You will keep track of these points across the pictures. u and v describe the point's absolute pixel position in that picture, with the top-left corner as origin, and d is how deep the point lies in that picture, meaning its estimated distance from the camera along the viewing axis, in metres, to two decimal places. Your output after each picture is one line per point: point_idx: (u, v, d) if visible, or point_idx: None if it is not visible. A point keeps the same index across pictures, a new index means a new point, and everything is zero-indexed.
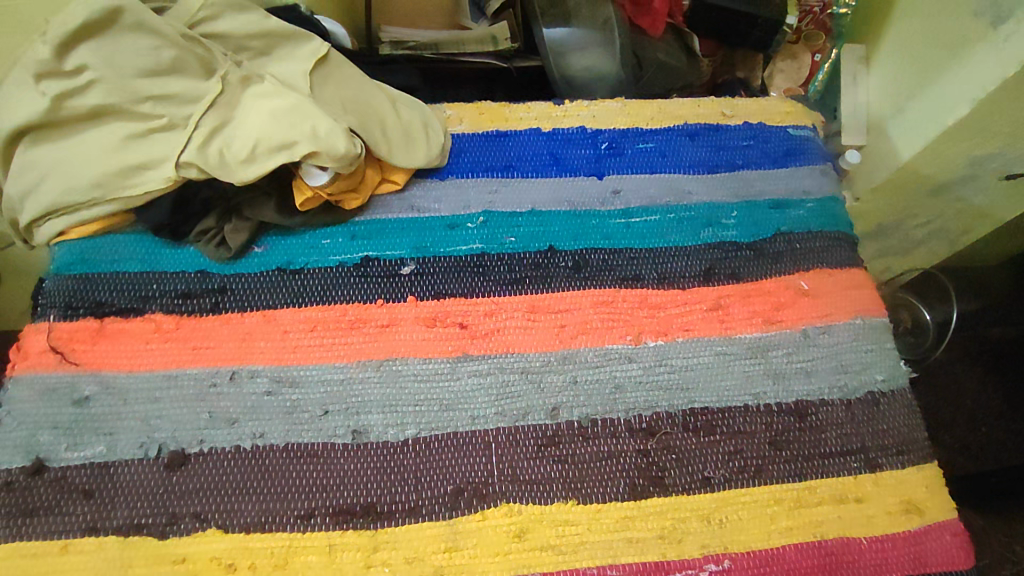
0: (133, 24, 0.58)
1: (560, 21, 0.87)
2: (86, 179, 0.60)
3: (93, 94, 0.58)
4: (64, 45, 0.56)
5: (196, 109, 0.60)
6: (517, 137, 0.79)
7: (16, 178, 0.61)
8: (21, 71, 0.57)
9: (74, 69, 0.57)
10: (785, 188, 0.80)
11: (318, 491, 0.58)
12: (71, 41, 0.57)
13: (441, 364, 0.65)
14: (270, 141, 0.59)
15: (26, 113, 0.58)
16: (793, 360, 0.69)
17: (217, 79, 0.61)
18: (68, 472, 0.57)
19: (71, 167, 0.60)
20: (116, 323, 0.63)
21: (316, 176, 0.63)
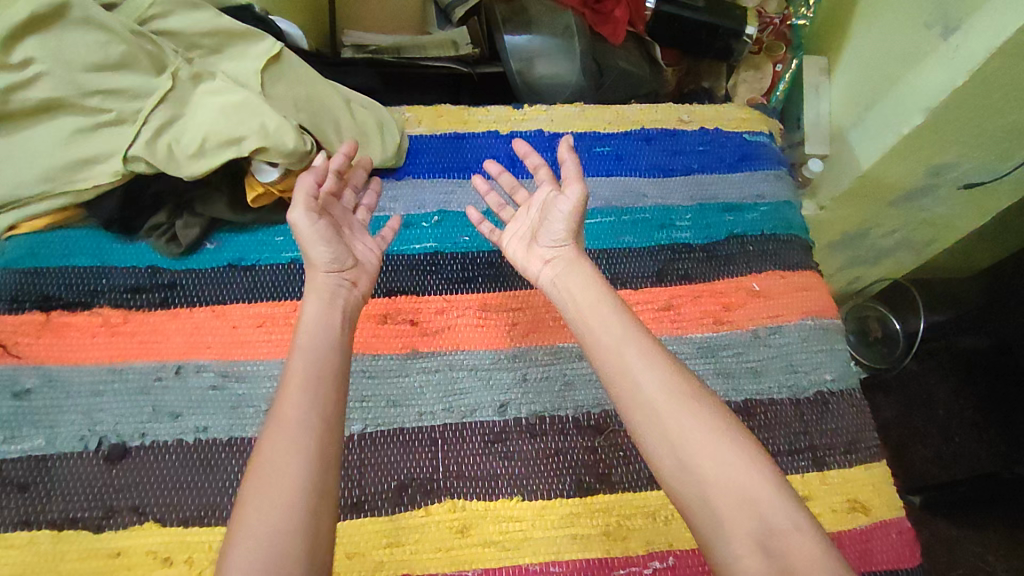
0: (84, 19, 0.59)
1: (522, 28, 0.89)
2: (33, 172, 0.60)
3: (42, 87, 0.59)
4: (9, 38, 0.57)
5: (145, 103, 0.61)
6: (475, 139, 0.80)
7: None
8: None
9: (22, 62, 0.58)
10: (739, 191, 0.81)
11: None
12: (17, 34, 0.57)
13: (390, 361, 0.65)
14: (219, 135, 0.60)
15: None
16: (743, 359, 0.69)
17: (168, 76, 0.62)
18: (4, 464, 0.56)
19: (19, 160, 0.61)
20: (63, 317, 0.63)
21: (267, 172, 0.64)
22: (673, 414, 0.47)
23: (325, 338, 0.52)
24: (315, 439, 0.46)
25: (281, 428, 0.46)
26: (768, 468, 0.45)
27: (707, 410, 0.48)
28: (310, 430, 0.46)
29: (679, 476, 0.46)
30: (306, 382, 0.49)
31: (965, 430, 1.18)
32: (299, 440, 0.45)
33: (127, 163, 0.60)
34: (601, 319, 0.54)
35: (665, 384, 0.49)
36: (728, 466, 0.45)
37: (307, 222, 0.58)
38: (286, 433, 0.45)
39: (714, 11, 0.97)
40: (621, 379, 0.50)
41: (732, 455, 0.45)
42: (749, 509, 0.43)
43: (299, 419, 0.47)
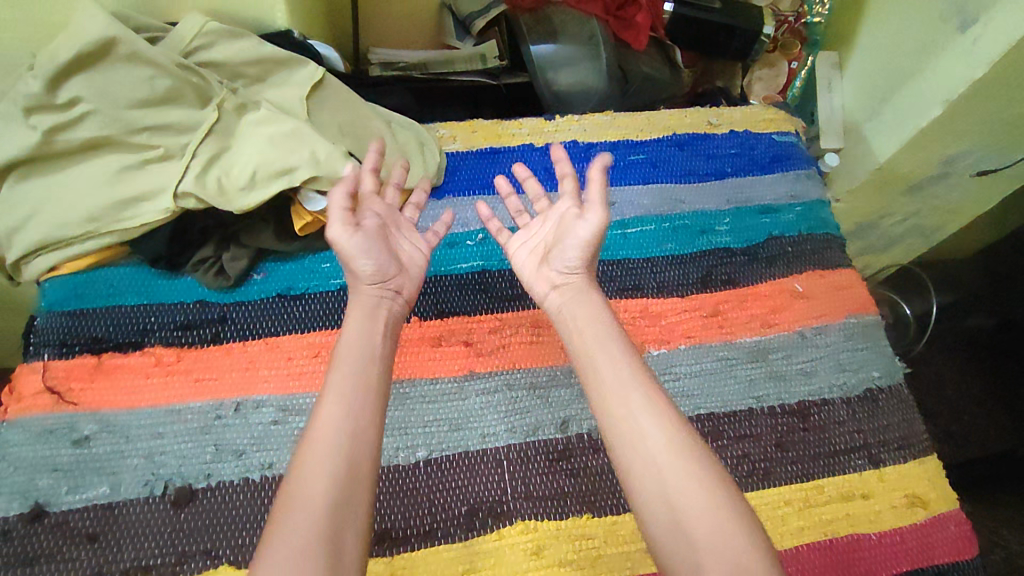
0: (127, 56, 0.58)
1: (546, 37, 0.88)
2: (80, 212, 0.60)
3: (88, 126, 0.58)
4: (56, 79, 0.56)
5: (191, 139, 0.60)
6: (510, 153, 0.79)
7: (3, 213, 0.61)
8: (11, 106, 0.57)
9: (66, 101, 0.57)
10: (773, 193, 0.81)
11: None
12: (63, 74, 0.57)
13: (448, 384, 0.64)
14: (268, 165, 0.60)
15: (17, 147, 0.58)
16: (794, 361, 0.70)
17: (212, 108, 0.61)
18: (69, 517, 0.55)
19: (65, 200, 0.60)
20: (115, 359, 0.62)
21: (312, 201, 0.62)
22: (672, 456, 0.47)
23: (363, 354, 0.52)
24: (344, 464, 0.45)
25: (316, 453, 0.45)
26: (753, 529, 0.44)
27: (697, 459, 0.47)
28: (343, 457, 0.45)
29: (674, 521, 0.45)
30: (344, 402, 0.48)
31: (988, 411, 1.19)
32: (330, 466, 0.44)
33: (170, 202, 0.59)
34: (605, 357, 0.54)
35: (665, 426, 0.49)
36: (719, 519, 0.44)
37: (344, 235, 0.57)
38: (320, 455, 0.45)
39: (730, 12, 0.97)
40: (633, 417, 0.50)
41: (715, 509, 0.45)
42: (724, 557, 0.42)
43: (335, 439, 0.46)
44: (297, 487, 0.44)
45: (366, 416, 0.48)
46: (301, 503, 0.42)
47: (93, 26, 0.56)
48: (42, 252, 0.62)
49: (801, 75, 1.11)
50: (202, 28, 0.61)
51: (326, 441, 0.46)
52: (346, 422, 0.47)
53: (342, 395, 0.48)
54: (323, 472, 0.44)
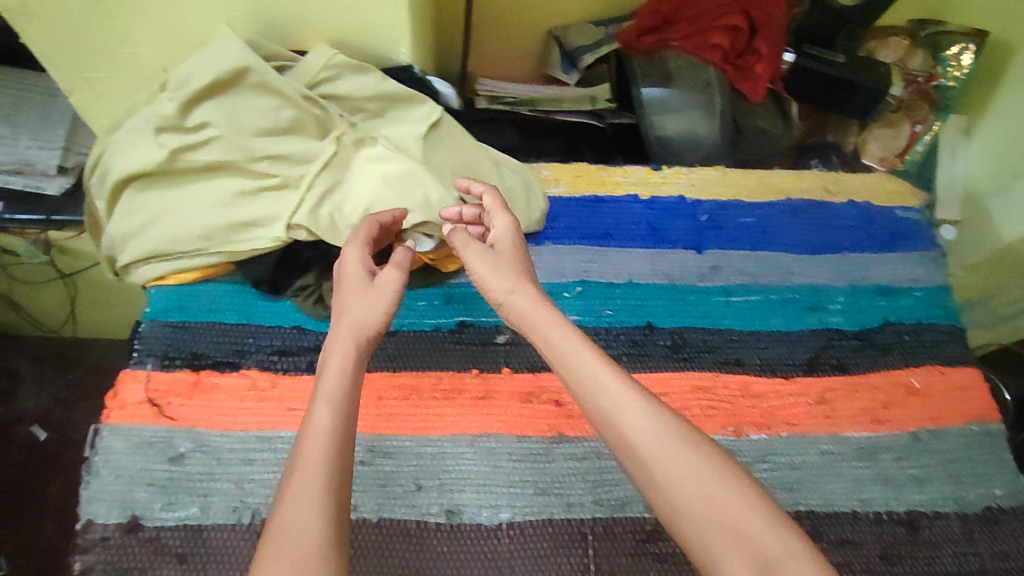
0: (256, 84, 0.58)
1: (659, 82, 0.85)
2: (193, 229, 0.61)
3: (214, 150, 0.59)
4: (187, 103, 0.58)
5: (309, 170, 0.60)
6: (615, 203, 0.77)
7: (121, 222, 0.62)
8: (143, 123, 0.59)
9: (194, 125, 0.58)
10: (893, 274, 0.76)
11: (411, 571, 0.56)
12: (194, 97, 0.57)
13: (536, 444, 0.63)
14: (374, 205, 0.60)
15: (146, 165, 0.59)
16: (904, 466, 0.65)
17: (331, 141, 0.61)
18: (162, 533, 0.56)
19: (181, 216, 0.61)
20: (212, 378, 0.63)
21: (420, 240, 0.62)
22: (671, 460, 0.44)
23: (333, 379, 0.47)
24: (331, 492, 0.42)
25: (298, 485, 0.42)
26: (758, 492, 0.43)
27: (691, 441, 0.44)
28: (327, 482, 0.42)
29: (684, 524, 0.42)
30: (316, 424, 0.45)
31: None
32: (315, 501, 0.41)
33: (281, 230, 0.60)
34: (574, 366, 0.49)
35: (662, 430, 0.45)
36: (728, 502, 0.42)
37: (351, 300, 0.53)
38: (301, 494, 0.41)
39: (856, 69, 0.92)
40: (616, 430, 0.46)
41: (716, 487, 0.42)
42: (735, 539, 0.41)
43: (319, 471, 0.42)
44: (279, 529, 0.40)
45: (340, 437, 0.45)
46: (289, 543, 0.39)
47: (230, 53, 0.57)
48: (149, 261, 0.63)
49: (923, 139, 0.99)
50: (329, 61, 0.61)
51: (308, 479, 0.42)
52: (324, 458, 0.43)
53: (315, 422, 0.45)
54: (310, 508, 0.41)
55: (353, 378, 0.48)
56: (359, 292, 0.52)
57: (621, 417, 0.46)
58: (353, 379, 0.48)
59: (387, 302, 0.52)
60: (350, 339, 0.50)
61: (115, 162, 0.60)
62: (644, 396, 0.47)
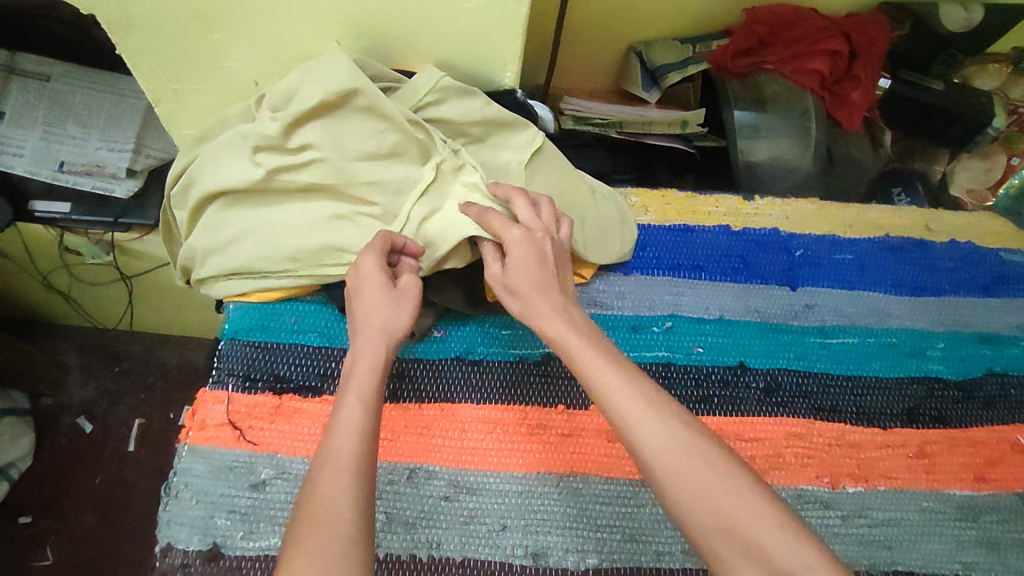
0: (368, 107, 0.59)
1: (751, 106, 0.82)
2: (282, 249, 0.59)
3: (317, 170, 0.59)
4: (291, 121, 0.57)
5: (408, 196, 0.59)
6: (705, 234, 0.73)
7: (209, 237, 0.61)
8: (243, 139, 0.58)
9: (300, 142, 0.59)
10: (998, 321, 0.72)
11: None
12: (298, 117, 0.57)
13: (625, 487, 0.60)
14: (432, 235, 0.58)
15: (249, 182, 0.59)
16: (1009, 530, 0.62)
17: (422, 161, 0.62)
18: (243, 563, 0.55)
19: (271, 235, 0.60)
20: (294, 402, 0.61)
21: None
22: (681, 463, 0.44)
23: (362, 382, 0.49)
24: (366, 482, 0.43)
25: (331, 473, 0.43)
26: (766, 491, 0.43)
27: (695, 441, 0.45)
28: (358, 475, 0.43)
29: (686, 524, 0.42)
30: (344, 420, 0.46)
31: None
32: (350, 489, 0.42)
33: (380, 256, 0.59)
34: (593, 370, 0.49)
35: (674, 433, 0.45)
36: (737, 505, 0.42)
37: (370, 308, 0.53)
38: (334, 482, 0.42)
39: (954, 98, 0.88)
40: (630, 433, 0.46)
41: (725, 491, 0.42)
42: (736, 537, 0.41)
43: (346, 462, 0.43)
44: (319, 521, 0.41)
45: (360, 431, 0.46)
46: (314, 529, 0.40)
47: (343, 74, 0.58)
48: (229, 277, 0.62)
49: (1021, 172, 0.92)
50: (436, 83, 0.59)
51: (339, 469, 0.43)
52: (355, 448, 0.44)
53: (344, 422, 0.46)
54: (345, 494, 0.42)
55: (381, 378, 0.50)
56: (386, 297, 0.53)
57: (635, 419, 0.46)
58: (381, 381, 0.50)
59: (413, 305, 0.54)
60: (380, 343, 0.51)
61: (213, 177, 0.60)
62: (657, 401, 0.47)
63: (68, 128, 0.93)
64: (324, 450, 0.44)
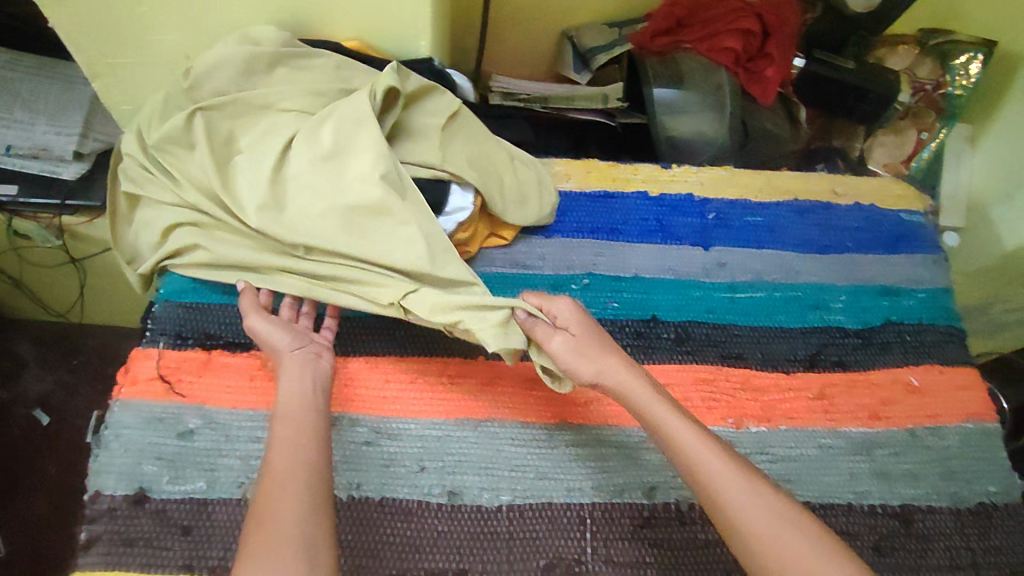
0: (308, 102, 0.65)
1: (671, 81, 0.86)
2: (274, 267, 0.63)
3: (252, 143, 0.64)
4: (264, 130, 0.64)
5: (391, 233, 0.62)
6: (624, 199, 0.77)
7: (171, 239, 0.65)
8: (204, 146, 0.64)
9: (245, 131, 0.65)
10: (897, 275, 0.77)
11: (411, 551, 0.57)
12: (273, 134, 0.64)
13: (539, 430, 0.64)
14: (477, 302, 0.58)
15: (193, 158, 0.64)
16: (900, 461, 0.67)
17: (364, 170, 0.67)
18: (169, 506, 0.57)
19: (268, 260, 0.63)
20: (224, 357, 0.64)
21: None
22: (762, 521, 0.51)
23: (303, 400, 0.57)
24: (313, 492, 0.51)
25: (278, 492, 0.50)
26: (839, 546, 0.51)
27: (781, 504, 0.52)
28: (304, 481, 0.51)
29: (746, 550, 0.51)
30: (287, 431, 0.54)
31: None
32: (297, 493, 0.50)
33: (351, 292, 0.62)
34: (679, 431, 0.56)
35: (752, 494, 0.53)
36: (813, 559, 0.49)
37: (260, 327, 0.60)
38: (284, 490, 0.50)
39: (865, 75, 0.93)
40: (716, 492, 0.53)
41: (802, 545, 0.50)
42: None
43: (291, 473, 0.51)
44: (266, 527, 0.48)
45: (307, 440, 0.54)
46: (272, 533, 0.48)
47: (270, 42, 0.65)
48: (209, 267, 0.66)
49: (930, 146, 1.01)
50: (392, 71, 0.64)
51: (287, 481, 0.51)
52: (298, 458, 0.52)
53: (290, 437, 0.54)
54: (288, 509, 0.49)
55: (315, 393, 0.58)
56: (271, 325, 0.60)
57: (722, 481, 0.53)
58: (315, 402, 0.57)
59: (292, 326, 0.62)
60: (308, 364, 0.59)
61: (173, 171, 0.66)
62: (736, 466, 0.54)
63: (13, 114, 0.95)
64: (271, 466, 0.52)
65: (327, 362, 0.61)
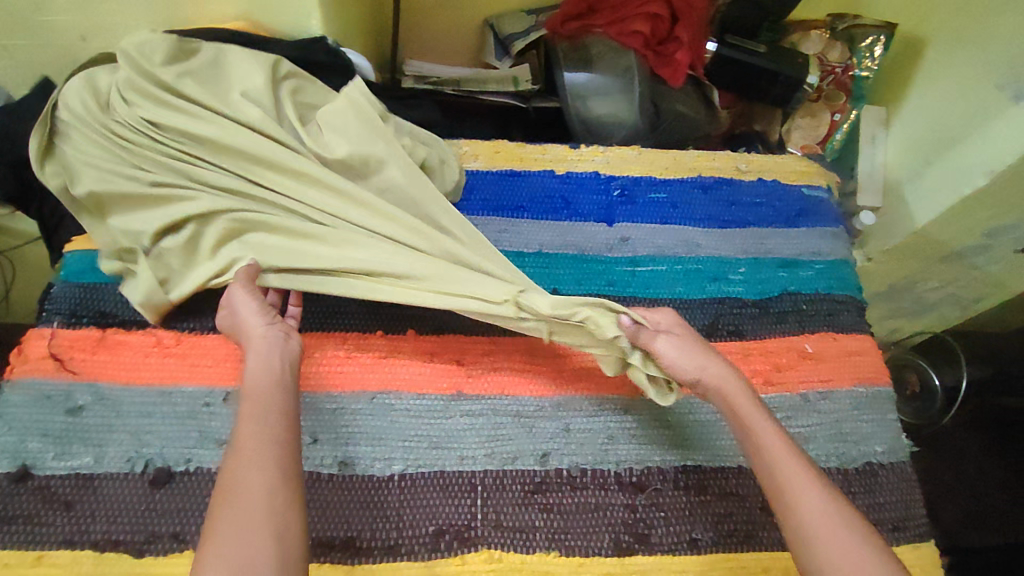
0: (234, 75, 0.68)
1: (581, 65, 0.89)
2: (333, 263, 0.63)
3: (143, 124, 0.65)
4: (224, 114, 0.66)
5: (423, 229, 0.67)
6: (531, 177, 0.79)
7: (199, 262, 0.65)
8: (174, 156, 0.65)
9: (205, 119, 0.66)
10: (796, 248, 0.79)
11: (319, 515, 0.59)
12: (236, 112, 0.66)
13: (434, 401, 0.65)
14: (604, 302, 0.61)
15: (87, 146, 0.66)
16: (791, 425, 0.69)
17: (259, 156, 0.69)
18: (53, 481, 0.57)
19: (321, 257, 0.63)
20: (118, 335, 0.64)
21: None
22: (825, 522, 0.49)
23: (268, 379, 0.53)
24: (280, 468, 0.47)
25: (244, 467, 0.46)
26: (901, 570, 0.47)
27: (849, 519, 0.49)
28: (269, 457, 0.47)
29: (808, 551, 0.49)
30: (256, 407, 0.50)
31: (972, 499, 1.23)
32: (266, 467, 0.46)
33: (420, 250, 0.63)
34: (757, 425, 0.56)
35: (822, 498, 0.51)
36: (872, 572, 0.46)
37: (246, 302, 0.59)
38: (249, 468, 0.46)
39: (776, 58, 0.95)
40: (782, 486, 0.52)
41: (865, 557, 0.47)
42: None
43: (258, 448, 0.47)
44: (229, 501, 0.44)
45: (275, 415, 0.50)
46: (237, 505, 0.44)
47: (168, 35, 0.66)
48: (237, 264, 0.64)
49: (843, 127, 1.04)
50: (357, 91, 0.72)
51: (252, 458, 0.47)
52: (267, 434, 0.49)
53: (252, 414, 0.50)
54: (257, 483, 0.45)
55: (278, 372, 0.54)
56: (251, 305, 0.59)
57: (793, 476, 0.52)
58: (281, 378, 0.54)
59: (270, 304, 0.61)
60: (274, 344, 0.57)
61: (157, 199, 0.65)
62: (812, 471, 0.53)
63: None
64: (238, 441, 0.48)
65: (297, 342, 0.59)
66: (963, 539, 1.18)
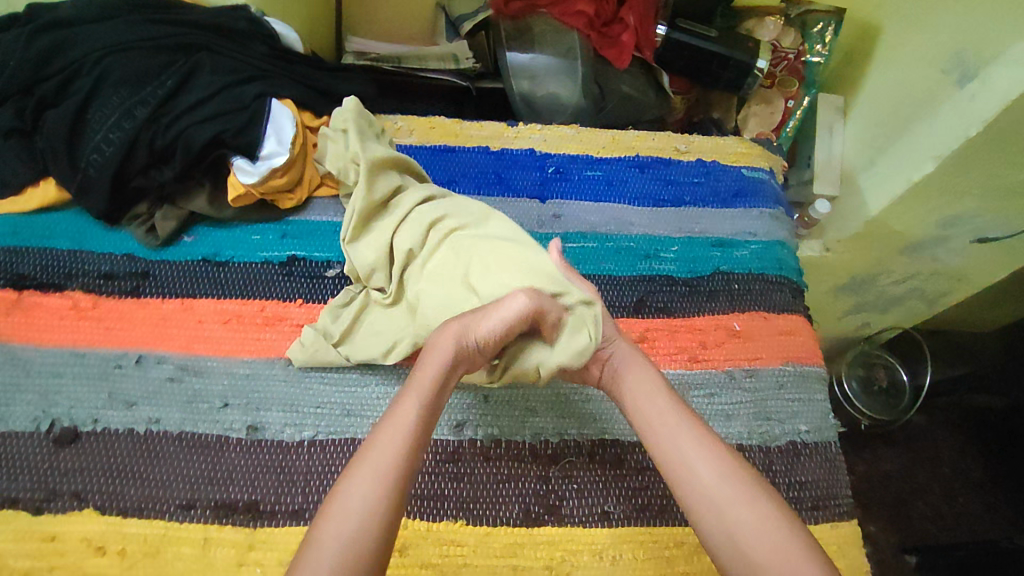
0: (141, 76, 0.65)
1: (526, 46, 0.90)
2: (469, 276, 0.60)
3: (59, 85, 0.65)
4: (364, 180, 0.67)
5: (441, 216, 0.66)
6: (465, 154, 0.79)
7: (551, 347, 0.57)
8: (394, 236, 0.65)
9: (196, 158, 0.65)
10: (731, 227, 0.79)
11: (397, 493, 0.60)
12: (377, 180, 0.68)
13: (350, 369, 0.64)
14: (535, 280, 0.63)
15: None
16: (714, 402, 0.68)
17: (170, 123, 0.65)
18: None
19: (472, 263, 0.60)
20: (34, 297, 0.64)
21: (237, 158, 0.67)
22: (724, 495, 0.49)
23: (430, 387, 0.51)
24: (384, 490, 0.45)
25: (351, 479, 0.45)
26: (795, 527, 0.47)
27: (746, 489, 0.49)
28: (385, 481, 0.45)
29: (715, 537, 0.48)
30: (399, 418, 0.49)
31: (944, 501, 1.18)
32: (370, 490, 0.45)
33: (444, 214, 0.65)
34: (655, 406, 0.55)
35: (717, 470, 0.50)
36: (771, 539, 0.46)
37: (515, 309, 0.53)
38: (360, 483, 0.45)
39: (726, 43, 0.93)
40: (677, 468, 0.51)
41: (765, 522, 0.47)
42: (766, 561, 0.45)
43: (376, 465, 0.46)
44: (333, 519, 0.43)
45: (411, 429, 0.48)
46: (334, 523, 0.43)
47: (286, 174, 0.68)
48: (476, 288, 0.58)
49: (796, 115, 1.03)
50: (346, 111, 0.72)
51: (366, 474, 0.45)
52: (396, 451, 0.47)
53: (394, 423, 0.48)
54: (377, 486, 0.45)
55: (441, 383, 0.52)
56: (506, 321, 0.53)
57: (688, 454, 0.52)
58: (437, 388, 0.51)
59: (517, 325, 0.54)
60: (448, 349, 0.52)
61: (449, 271, 0.61)
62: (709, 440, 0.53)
63: None
64: (362, 451, 0.47)
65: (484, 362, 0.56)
66: (929, 538, 1.15)
